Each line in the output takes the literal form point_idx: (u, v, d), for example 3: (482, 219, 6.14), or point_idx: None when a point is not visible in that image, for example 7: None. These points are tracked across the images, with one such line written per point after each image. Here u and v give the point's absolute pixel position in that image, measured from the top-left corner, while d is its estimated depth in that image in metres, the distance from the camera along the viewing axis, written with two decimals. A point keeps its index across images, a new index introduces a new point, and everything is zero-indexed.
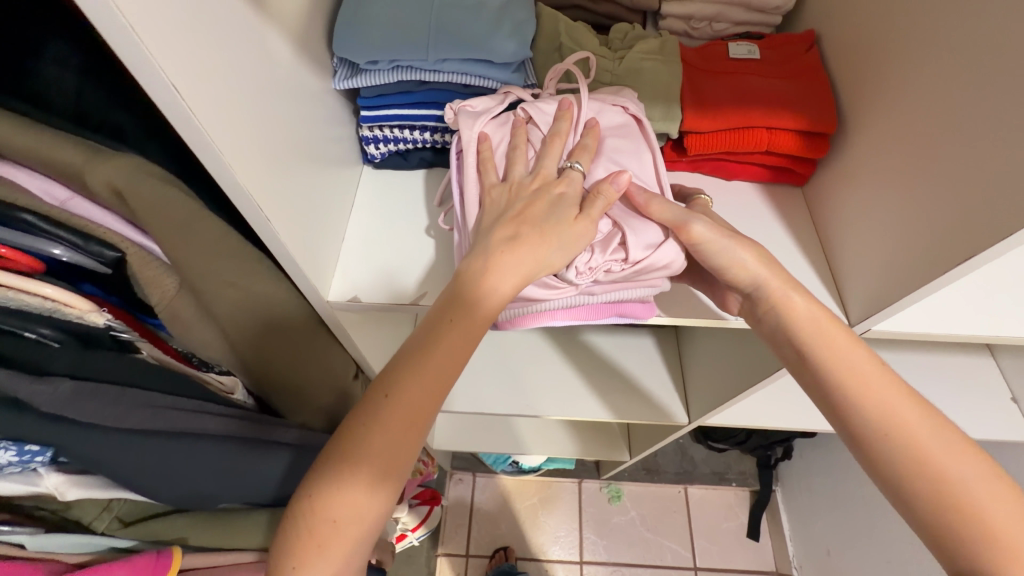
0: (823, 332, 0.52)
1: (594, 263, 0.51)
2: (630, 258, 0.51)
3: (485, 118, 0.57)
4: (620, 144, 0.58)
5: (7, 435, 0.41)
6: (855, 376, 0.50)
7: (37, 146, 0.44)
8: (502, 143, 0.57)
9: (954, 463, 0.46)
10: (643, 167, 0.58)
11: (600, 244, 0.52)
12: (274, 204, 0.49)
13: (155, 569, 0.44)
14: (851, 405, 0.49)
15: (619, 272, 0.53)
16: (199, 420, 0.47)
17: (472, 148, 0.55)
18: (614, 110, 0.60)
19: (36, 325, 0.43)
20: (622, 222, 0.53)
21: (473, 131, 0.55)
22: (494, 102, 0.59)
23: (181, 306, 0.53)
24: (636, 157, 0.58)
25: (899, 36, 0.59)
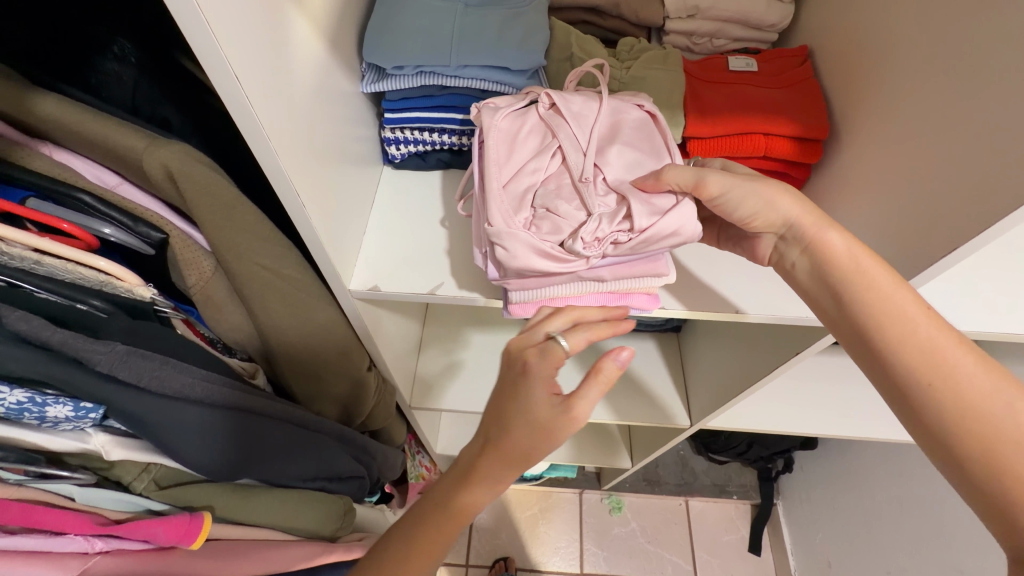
0: (860, 272, 0.52)
1: (600, 233, 0.54)
2: (635, 226, 0.54)
3: (505, 113, 0.61)
4: (632, 134, 0.61)
5: (66, 391, 0.43)
6: (891, 309, 0.50)
7: (92, 130, 0.47)
8: (520, 135, 0.61)
9: (991, 402, 0.45)
10: (653, 151, 0.61)
11: (608, 219, 0.55)
12: (309, 192, 0.53)
13: (188, 529, 0.46)
14: (886, 344, 0.50)
15: (625, 244, 0.55)
16: (186, 380, 0.48)
17: (491, 135, 0.59)
18: (632, 106, 0.64)
19: (88, 297, 0.46)
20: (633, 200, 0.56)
21: (494, 120, 0.60)
22: (516, 100, 0.63)
23: (214, 287, 0.57)
24: (649, 146, 0.61)
25: (887, 52, 0.64)
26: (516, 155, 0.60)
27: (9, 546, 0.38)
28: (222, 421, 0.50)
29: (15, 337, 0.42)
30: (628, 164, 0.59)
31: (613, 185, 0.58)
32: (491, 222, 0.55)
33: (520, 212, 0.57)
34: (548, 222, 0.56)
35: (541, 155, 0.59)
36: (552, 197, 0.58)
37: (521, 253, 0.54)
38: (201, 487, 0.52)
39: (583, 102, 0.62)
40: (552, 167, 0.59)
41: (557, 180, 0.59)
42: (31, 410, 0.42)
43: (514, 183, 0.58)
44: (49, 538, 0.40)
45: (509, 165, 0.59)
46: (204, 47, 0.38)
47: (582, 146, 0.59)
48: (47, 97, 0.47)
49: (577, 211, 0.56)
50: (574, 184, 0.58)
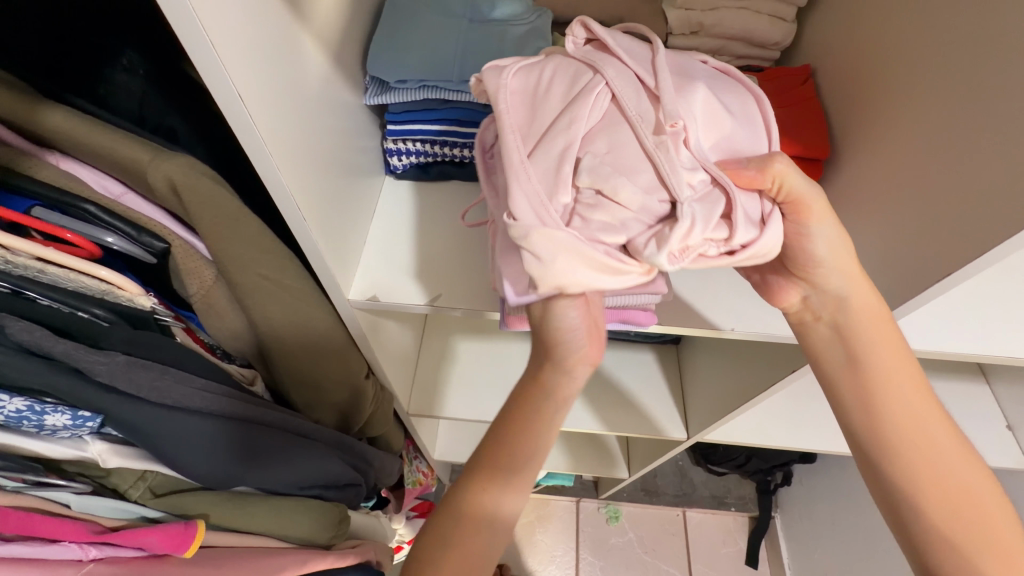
0: (877, 330, 0.55)
1: (694, 240, 0.44)
2: (732, 239, 0.45)
3: (512, 74, 0.51)
4: (710, 89, 0.50)
5: (65, 400, 0.43)
6: (888, 374, 0.55)
7: (94, 141, 0.47)
8: (557, 98, 0.50)
9: (952, 466, 0.53)
10: (737, 117, 0.50)
11: (703, 211, 0.44)
12: (310, 204, 0.54)
13: (182, 539, 0.46)
14: (883, 405, 0.55)
15: (712, 256, 0.46)
16: (186, 391, 0.48)
17: (501, 96, 0.50)
18: (698, 64, 0.54)
19: (89, 306, 0.46)
20: (727, 180, 0.45)
21: (502, 78, 0.51)
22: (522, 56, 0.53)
23: (216, 294, 0.58)
24: (727, 105, 0.50)
25: (887, 74, 0.64)
26: (554, 122, 0.49)
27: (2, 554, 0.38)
28: (220, 430, 0.51)
29: (18, 348, 0.42)
30: (706, 126, 0.49)
31: (696, 153, 0.46)
32: (518, 219, 0.45)
33: (560, 197, 0.46)
34: (603, 209, 0.46)
35: (589, 110, 0.48)
36: (603, 171, 0.46)
37: (564, 263, 0.45)
38: (198, 496, 0.53)
39: (635, 48, 0.52)
40: (605, 124, 0.48)
41: (614, 141, 0.47)
42: (30, 418, 0.42)
43: (549, 152, 0.47)
44: (43, 545, 0.40)
45: (537, 129, 0.49)
46: (207, 64, 0.39)
47: (649, 101, 0.48)
48: (55, 109, 0.48)
49: (651, 199, 0.45)
50: (644, 152, 0.46)
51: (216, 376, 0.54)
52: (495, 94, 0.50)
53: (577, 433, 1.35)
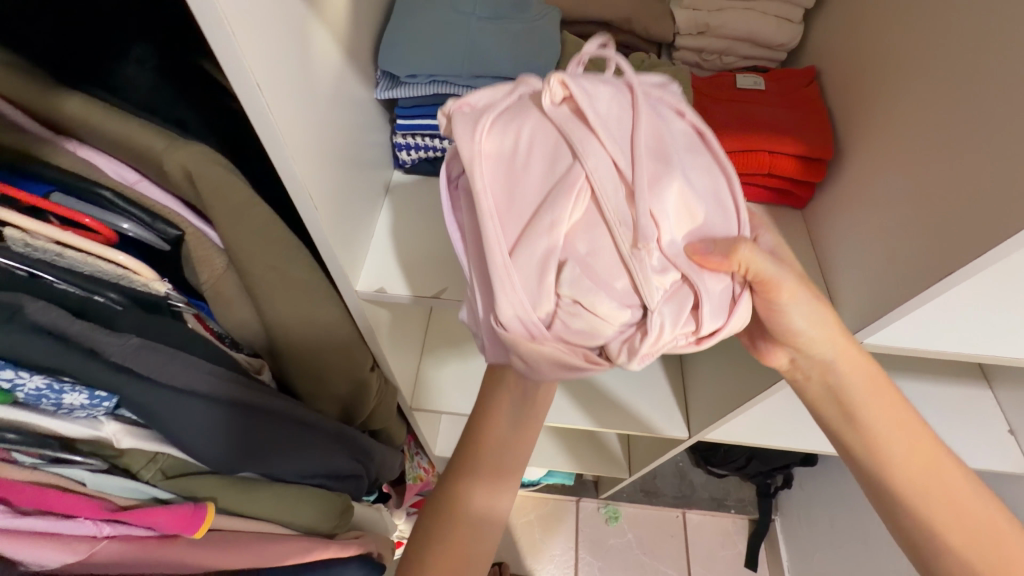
0: (864, 375, 0.59)
1: (665, 342, 0.47)
2: (700, 333, 0.48)
3: (487, 133, 0.49)
4: (687, 173, 0.48)
5: (81, 379, 0.44)
6: (881, 409, 0.59)
7: (110, 129, 0.48)
8: (533, 184, 0.48)
9: (948, 479, 0.57)
10: (710, 194, 0.49)
11: (672, 315, 0.46)
12: (321, 195, 0.55)
13: (192, 519, 0.47)
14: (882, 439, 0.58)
15: (682, 346, 0.49)
16: (196, 376, 0.49)
17: (473, 167, 0.48)
18: (675, 118, 0.52)
19: (105, 290, 0.48)
20: (696, 281, 0.46)
21: (475, 144, 0.48)
22: (499, 104, 0.51)
23: (226, 283, 0.59)
24: (702, 183, 0.49)
25: (891, 76, 0.65)
26: (531, 216, 0.47)
27: (18, 527, 0.39)
28: (228, 415, 0.52)
29: (34, 328, 0.42)
30: (680, 216, 0.48)
31: (670, 253, 0.46)
32: (506, 328, 0.47)
33: (541, 304, 0.47)
34: (580, 316, 0.46)
35: (566, 205, 0.46)
36: (580, 281, 0.46)
37: (548, 366, 0.49)
38: (204, 479, 0.53)
39: (614, 113, 0.48)
40: (581, 216, 0.47)
41: (591, 245, 0.46)
42: (49, 397, 0.43)
43: (528, 252, 0.46)
44: (58, 520, 0.40)
45: (515, 218, 0.48)
46: (226, 53, 0.40)
47: (626, 199, 0.46)
48: (71, 96, 0.48)
49: (626, 308, 0.46)
50: (618, 255, 0.46)
51: (224, 362, 0.55)
52: (470, 168, 0.48)
53: (579, 432, 1.35)
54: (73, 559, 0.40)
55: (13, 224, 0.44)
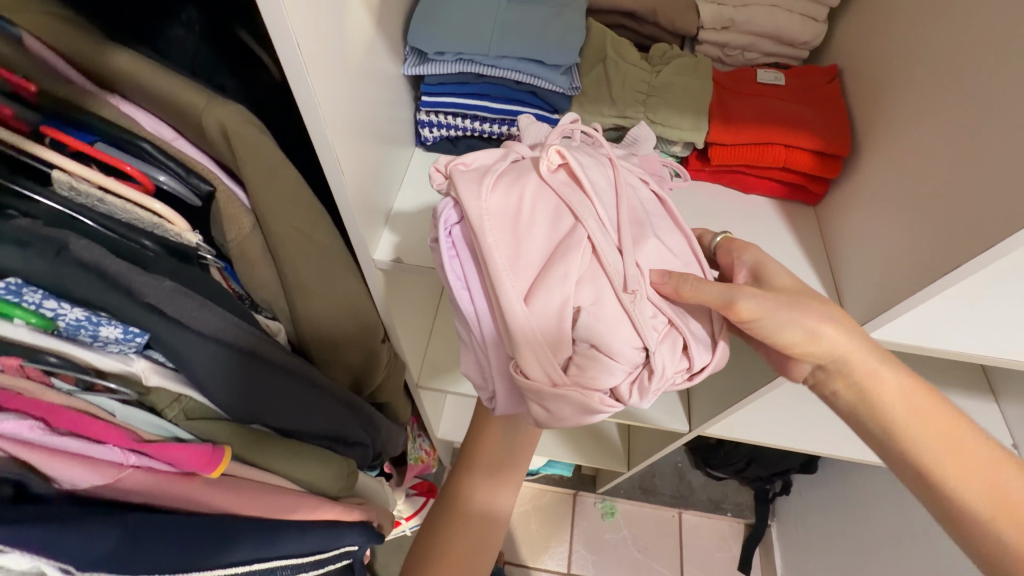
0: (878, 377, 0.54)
1: (668, 377, 0.52)
2: (693, 367, 0.54)
3: (493, 192, 0.53)
4: (657, 233, 0.56)
5: (117, 314, 0.46)
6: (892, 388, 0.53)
7: (154, 84, 0.50)
8: (540, 237, 0.52)
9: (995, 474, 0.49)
10: (678, 248, 0.57)
11: (669, 353, 0.52)
12: (348, 162, 0.57)
13: (209, 460, 0.50)
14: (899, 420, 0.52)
15: (678, 382, 0.55)
16: (220, 323, 0.51)
17: (484, 223, 0.51)
18: (641, 184, 0.60)
19: (140, 237, 0.50)
20: (682, 325, 0.53)
21: (482, 204, 0.52)
22: (496, 162, 0.56)
23: (251, 243, 0.61)
24: (673, 241, 0.57)
25: (911, 74, 0.65)
26: (540, 269, 0.51)
27: (55, 446, 0.42)
28: (248, 366, 0.54)
29: (77, 263, 0.45)
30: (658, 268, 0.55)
31: (659, 300, 0.53)
32: (529, 376, 0.51)
33: (560, 350, 0.51)
34: (592, 359, 0.51)
35: (574, 259, 0.50)
36: (592, 326, 0.50)
37: (569, 412, 0.52)
38: (223, 425, 0.56)
39: (597, 176, 0.55)
40: (584, 269, 0.51)
41: (597, 296, 0.51)
42: (87, 328, 0.45)
43: (543, 302, 0.50)
44: (91, 444, 0.43)
45: (524, 272, 0.51)
46: (269, 10, 0.42)
47: (618, 253, 0.52)
48: (119, 52, 0.51)
49: (633, 350, 0.51)
50: (620, 305, 0.51)
51: (241, 315, 0.57)
52: (480, 225, 0.51)
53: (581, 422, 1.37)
54: (101, 482, 0.43)
55: (60, 167, 0.47)
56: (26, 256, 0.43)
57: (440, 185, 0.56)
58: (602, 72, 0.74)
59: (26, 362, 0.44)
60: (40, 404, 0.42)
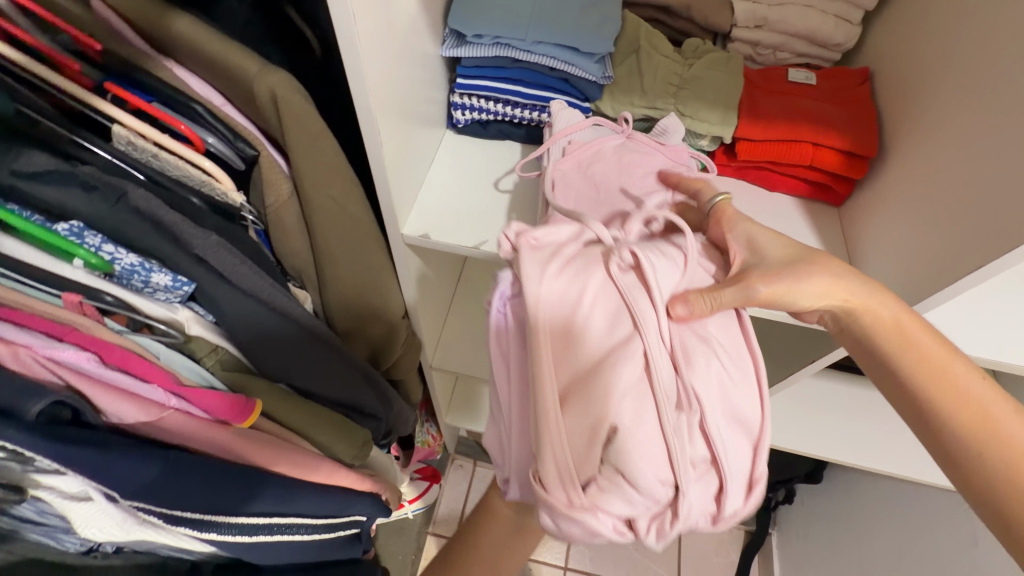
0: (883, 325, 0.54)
1: (693, 520, 0.49)
2: (724, 518, 0.50)
3: (555, 280, 0.51)
4: (723, 356, 0.51)
5: (168, 263, 0.49)
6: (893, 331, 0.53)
7: (211, 48, 0.53)
8: (592, 335, 0.50)
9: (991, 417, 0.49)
10: (744, 378, 0.51)
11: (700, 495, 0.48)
12: (387, 133, 0.59)
13: (239, 409, 0.52)
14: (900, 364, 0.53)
15: (704, 527, 0.51)
16: (258, 279, 0.54)
17: (539, 312, 0.50)
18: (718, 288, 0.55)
19: (190, 195, 0.54)
20: (724, 465, 0.48)
21: (542, 289, 0.50)
22: (567, 243, 0.54)
23: (288, 209, 0.63)
24: (741, 369, 0.51)
25: (944, 76, 0.66)
26: (586, 375, 0.49)
27: (108, 378, 0.45)
28: (280, 324, 0.56)
29: (134, 212, 0.48)
30: (721, 402, 0.49)
31: (706, 433, 0.48)
32: (548, 491, 0.48)
33: (584, 467, 0.48)
34: (615, 484, 0.48)
35: (623, 372, 0.47)
36: (624, 450, 0.47)
37: (578, 533, 0.49)
38: (254, 379, 0.58)
39: (666, 279, 0.51)
40: (631, 385, 0.48)
41: (637, 418, 0.47)
42: (140, 273, 0.48)
43: (579, 410, 0.48)
44: (139, 382, 0.46)
45: (570, 372, 0.49)
46: None
47: (671, 372, 0.48)
48: (179, 16, 0.53)
49: (662, 487, 0.47)
50: (661, 430, 0.47)
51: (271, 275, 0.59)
52: (534, 314, 0.50)
53: None
54: (146, 419, 0.46)
55: (121, 123, 0.50)
56: (91, 201, 0.46)
57: (506, 254, 0.54)
58: (635, 63, 0.75)
59: (85, 300, 0.46)
60: (95, 341, 0.45)
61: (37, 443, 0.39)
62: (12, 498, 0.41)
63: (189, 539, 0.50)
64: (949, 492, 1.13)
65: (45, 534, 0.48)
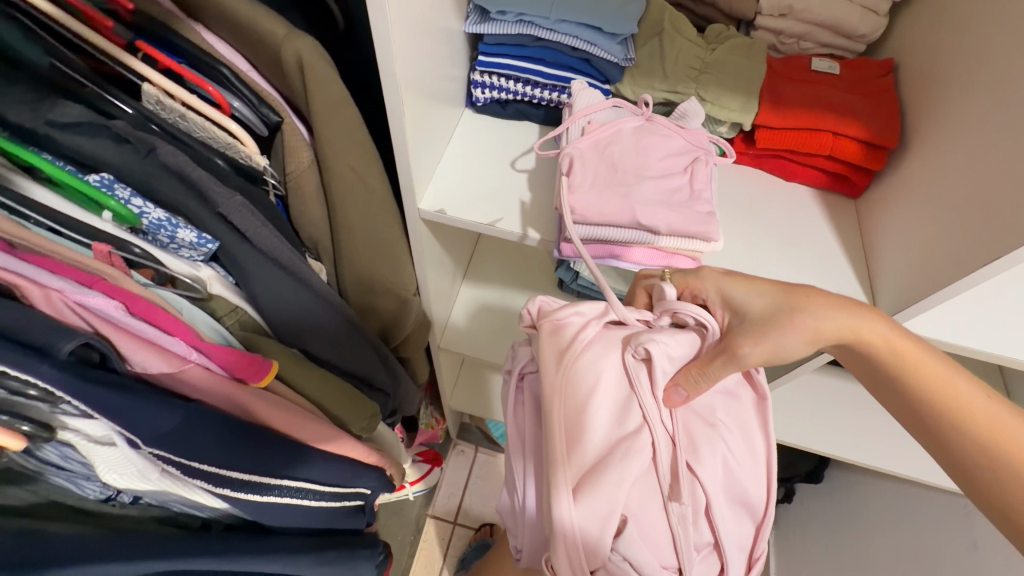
0: (876, 328, 0.54)
1: None
2: None
3: (569, 363, 0.56)
4: (728, 444, 0.55)
5: (193, 220, 0.51)
6: (888, 334, 0.54)
7: (240, 12, 0.53)
8: (603, 425, 0.53)
9: (996, 419, 0.49)
10: (746, 463, 0.56)
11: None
12: (409, 103, 0.60)
13: (256, 368, 0.53)
14: (896, 367, 0.53)
15: None
16: (278, 243, 0.55)
17: (554, 399, 0.54)
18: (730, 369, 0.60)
19: (214, 155, 0.55)
20: (726, 550, 0.53)
21: (559, 375, 0.55)
22: (581, 326, 0.58)
23: (308, 177, 0.64)
24: (745, 454, 0.56)
25: (967, 68, 0.65)
26: (598, 465, 0.52)
27: (135, 328, 0.46)
28: (301, 290, 0.58)
29: (163, 166, 0.49)
30: (725, 488, 0.54)
31: (712, 520, 0.53)
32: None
33: (594, 558, 0.50)
34: (625, 572, 0.51)
35: (632, 466, 0.51)
36: (633, 542, 0.50)
37: None
38: (272, 343, 0.59)
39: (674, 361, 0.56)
40: (639, 478, 0.52)
41: (644, 506, 0.51)
42: (166, 229, 0.50)
43: (591, 506, 0.50)
44: (163, 334, 0.48)
45: (583, 461, 0.53)
46: None
47: (677, 462, 0.52)
48: None
49: (668, 573, 0.51)
50: (668, 520, 0.52)
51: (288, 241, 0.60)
52: (549, 401, 0.54)
53: None
54: (168, 369, 0.47)
55: (151, 81, 0.51)
56: (121, 152, 0.48)
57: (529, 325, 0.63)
58: (657, 47, 0.75)
59: (114, 250, 0.47)
60: (121, 290, 0.46)
61: (67, 381, 0.40)
62: (41, 436, 0.41)
63: (202, 493, 0.51)
64: (950, 495, 1.13)
65: (67, 478, 0.49)
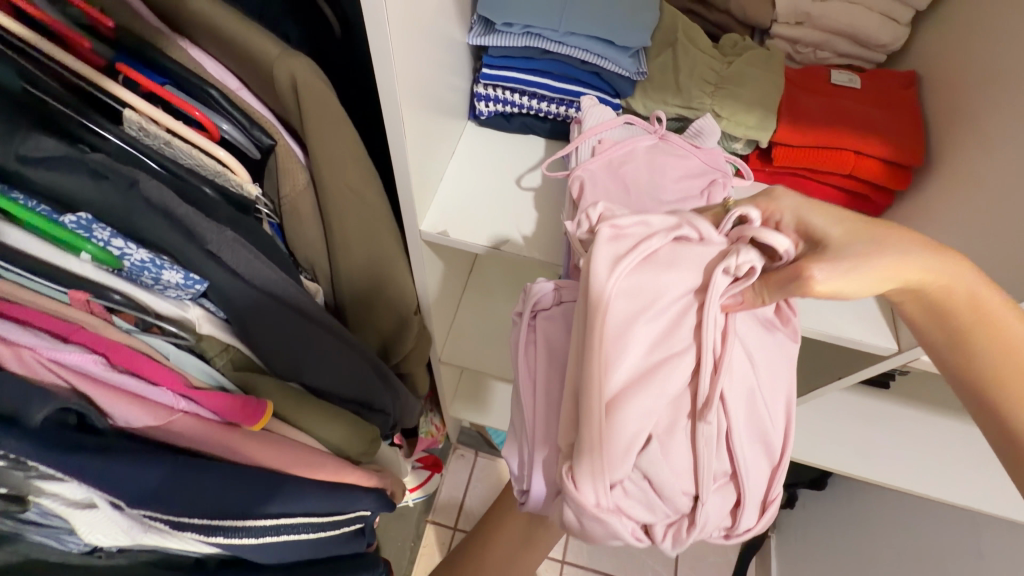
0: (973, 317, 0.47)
1: (706, 527, 0.50)
2: (732, 530, 0.52)
3: (619, 263, 0.50)
4: (759, 379, 0.52)
5: (179, 259, 0.47)
6: (983, 320, 0.47)
7: (229, 30, 0.49)
8: (645, 342, 0.49)
9: None
10: (774, 403, 0.52)
11: (717, 506, 0.50)
12: (410, 113, 0.56)
13: (246, 411, 0.49)
14: (983, 362, 0.47)
15: (712, 536, 0.53)
16: (272, 274, 0.53)
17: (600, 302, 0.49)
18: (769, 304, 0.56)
19: (203, 184, 0.51)
20: (743, 481, 0.50)
21: (609, 282, 0.49)
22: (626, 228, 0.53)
23: (303, 200, 0.60)
24: (772, 391, 0.52)
25: (1000, 76, 0.62)
26: (636, 383, 0.48)
27: (118, 382, 0.44)
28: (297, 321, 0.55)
29: (147, 202, 0.46)
30: (749, 418, 0.51)
31: (731, 449, 0.50)
32: (578, 489, 0.47)
33: (615, 471, 0.47)
34: (642, 491, 0.48)
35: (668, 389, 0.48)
36: (660, 461, 0.47)
37: (594, 531, 0.49)
38: (264, 379, 0.56)
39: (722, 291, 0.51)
40: (672, 398, 0.49)
41: (671, 428, 0.48)
42: (150, 270, 0.46)
43: (622, 422, 0.47)
44: (148, 385, 0.45)
45: (621, 370, 0.49)
46: None
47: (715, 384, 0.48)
48: None
49: (682, 495, 0.48)
50: (694, 442, 0.48)
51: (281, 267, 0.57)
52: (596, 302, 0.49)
53: None
54: (155, 422, 0.44)
55: (133, 108, 0.48)
56: (101, 189, 0.44)
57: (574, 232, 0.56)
58: (670, 59, 0.72)
59: (93, 297, 0.45)
60: (101, 342, 0.43)
61: (40, 450, 0.38)
62: (15, 507, 0.39)
63: (196, 543, 0.47)
64: (957, 508, 1.11)
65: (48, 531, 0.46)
